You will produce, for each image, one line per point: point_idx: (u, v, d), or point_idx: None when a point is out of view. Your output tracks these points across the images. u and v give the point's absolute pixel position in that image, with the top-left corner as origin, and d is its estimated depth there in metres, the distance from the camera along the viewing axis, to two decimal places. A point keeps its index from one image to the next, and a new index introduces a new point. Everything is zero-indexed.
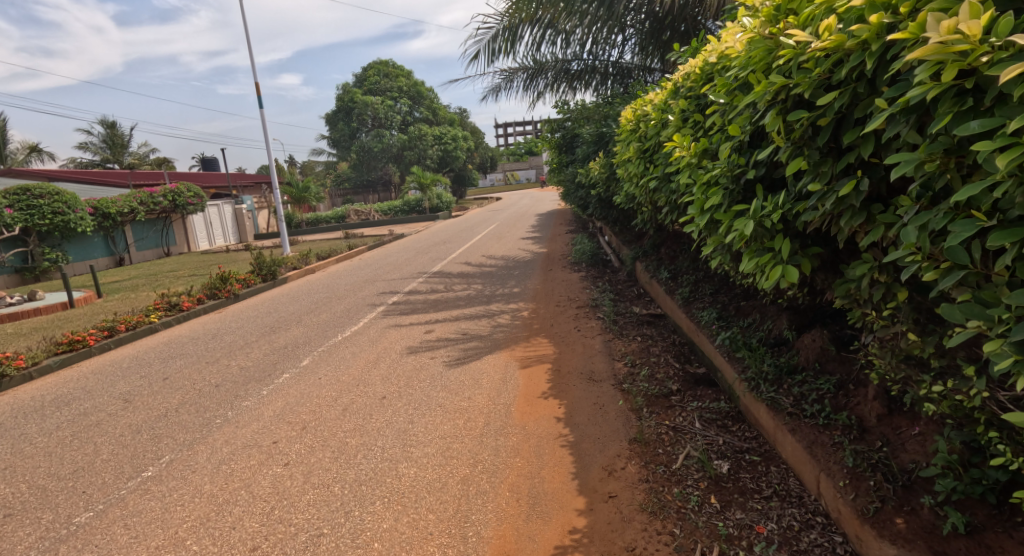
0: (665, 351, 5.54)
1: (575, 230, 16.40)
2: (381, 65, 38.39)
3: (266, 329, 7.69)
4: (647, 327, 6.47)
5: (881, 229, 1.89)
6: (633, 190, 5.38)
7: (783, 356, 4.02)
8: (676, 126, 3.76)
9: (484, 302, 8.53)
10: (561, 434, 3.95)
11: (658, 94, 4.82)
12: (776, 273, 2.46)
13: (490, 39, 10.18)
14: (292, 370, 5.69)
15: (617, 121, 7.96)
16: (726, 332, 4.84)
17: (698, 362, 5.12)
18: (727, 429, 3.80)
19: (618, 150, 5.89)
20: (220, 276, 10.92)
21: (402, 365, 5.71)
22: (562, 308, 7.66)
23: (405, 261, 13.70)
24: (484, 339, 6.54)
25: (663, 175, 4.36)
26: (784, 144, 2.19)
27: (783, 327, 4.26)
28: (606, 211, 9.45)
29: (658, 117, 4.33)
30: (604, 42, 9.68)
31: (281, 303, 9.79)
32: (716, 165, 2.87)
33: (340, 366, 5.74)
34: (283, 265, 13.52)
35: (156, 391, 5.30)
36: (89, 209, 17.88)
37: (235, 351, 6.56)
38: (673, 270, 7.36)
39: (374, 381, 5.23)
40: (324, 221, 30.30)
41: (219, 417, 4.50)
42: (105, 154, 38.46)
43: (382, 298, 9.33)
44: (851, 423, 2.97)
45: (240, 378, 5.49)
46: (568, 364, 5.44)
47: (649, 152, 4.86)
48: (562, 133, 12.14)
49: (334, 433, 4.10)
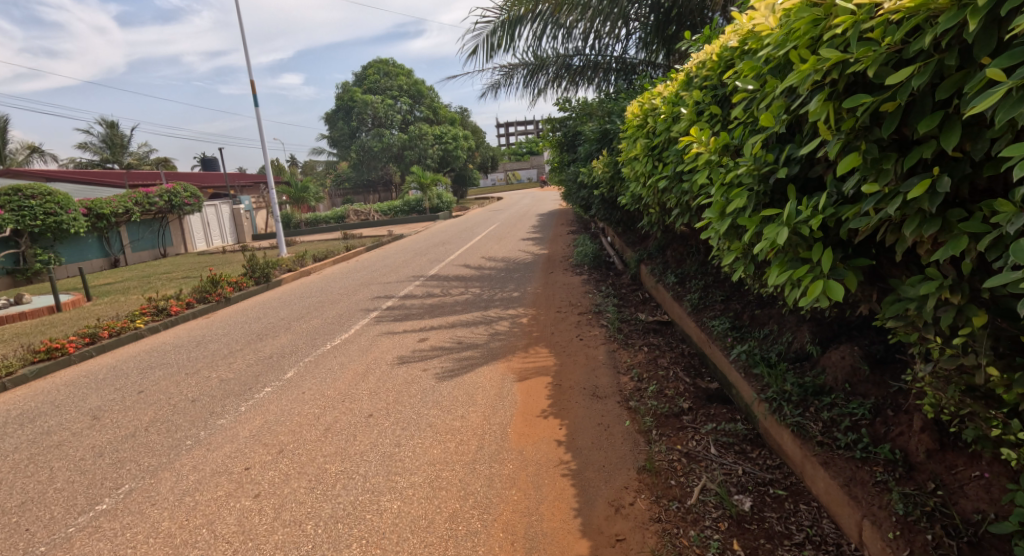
0: (673, 363, 5.17)
1: (576, 231, 16.02)
2: (381, 64, 38.07)
3: (253, 337, 7.32)
4: (654, 336, 6.10)
5: (966, 240, 1.54)
6: (640, 191, 5.01)
7: (807, 374, 3.65)
8: (689, 119, 3.40)
9: (482, 307, 8.16)
10: (562, 460, 3.58)
11: (667, 86, 4.45)
12: (815, 290, 2.08)
13: (488, 34, 9.78)
14: (275, 383, 5.31)
15: (621, 117, 7.58)
16: (741, 345, 4.46)
17: (709, 377, 4.76)
18: (746, 455, 3.43)
19: (623, 146, 5.52)
20: (210, 280, 10.56)
21: (393, 377, 5.35)
22: (564, 315, 7.29)
23: (402, 264, 13.32)
24: (481, 348, 6.17)
25: (674, 174, 4.00)
26: (832, 137, 1.84)
27: (806, 340, 3.90)
28: (609, 212, 9.08)
29: (668, 110, 3.96)
30: (607, 36, 9.31)
31: (271, 308, 9.42)
32: (742, 161, 2.51)
33: (327, 379, 5.37)
34: (277, 267, 13.15)
35: (128, 405, 4.92)
36: (82, 210, 17.52)
37: (217, 361, 6.19)
38: (680, 275, 6.99)
39: (361, 396, 4.86)
40: (323, 221, 29.94)
41: (190, 438, 4.12)
42: (104, 154, 38.15)
43: (375, 303, 8.96)
44: (894, 459, 2.62)
45: (219, 392, 5.12)
46: (570, 378, 5.06)
47: (657, 149, 4.49)
48: (563, 132, 11.77)
49: (313, 459, 3.73)
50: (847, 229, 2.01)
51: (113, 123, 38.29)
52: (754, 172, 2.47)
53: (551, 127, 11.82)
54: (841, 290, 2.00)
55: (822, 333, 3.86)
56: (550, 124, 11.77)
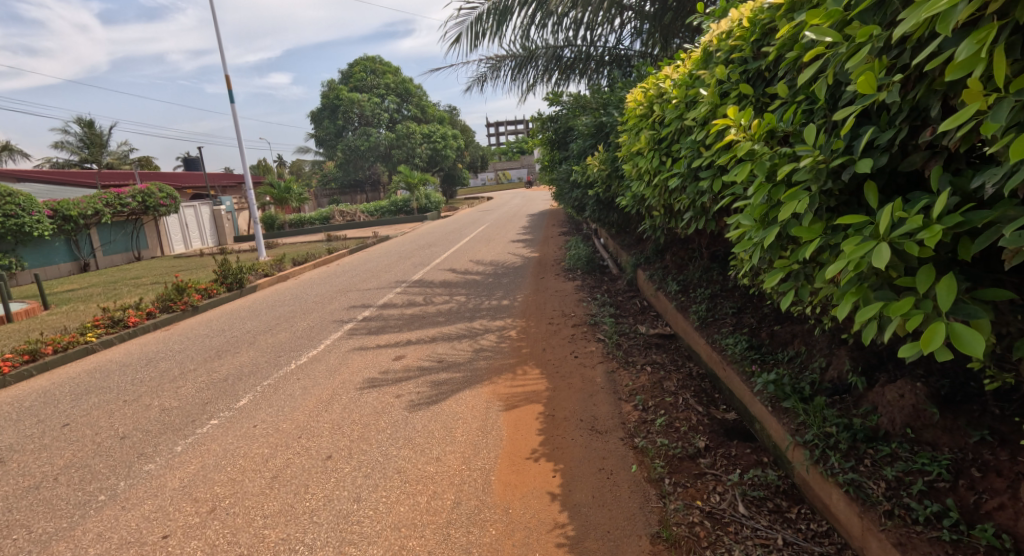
0: (682, 387, 4.53)
1: (569, 232, 15.33)
2: (369, 61, 37.25)
3: (212, 354, 6.60)
4: (657, 352, 5.44)
5: None
6: (643, 191, 4.37)
7: (850, 413, 3.00)
8: (712, 102, 2.77)
9: (467, 318, 7.48)
10: (558, 523, 2.95)
11: (676, 67, 3.82)
12: (933, 337, 1.39)
13: (473, 22, 9.11)
14: (224, 414, 4.60)
15: (618, 109, 6.94)
16: (766, 372, 3.80)
17: (726, 405, 4.12)
18: (784, 518, 2.78)
19: (623, 141, 4.88)
20: (176, 286, 9.82)
21: (360, 407, 4.63)
22: (556, 327, 6.63)
23: (384, 268, 12.58)
24: (464, 367, 5.48)
25: (688, 170, 3.37)
26: (990, 104, 1.30)
27: (845, 369, 3.26)
28: (604, 214, 8.42)
29: (681, 92, 3.33)
30: (599, 26, 8.68)
31: (239, 319, 8.67)
32: (802, 150, 1.85)
33: (285, 408, 4.65)
34: (252, 272, 12.36)
35: (45, 444, 4.23)
36: (47, 213, 16.60)
37: (164, 385, 5.47)
38: (683, 282, 6.36)
39: (322, 431, 4.16)
40: (308, 222, 28.96)
41: (105, 491, 3.44)
42: (82, 154, 37.02)
43: (351, 314, 8.24)
44: (1001, 547, 2.06)
45: (156, 426, 4.41)
46: (564, 407, 4.38)
47: (665, 142, 3.87)
48: (554, 128, 11.12)
49: (250, 520, 3.07)
50: (980, 248, 1.38)
51: (92, 122, 37.23)
52: (818, 161, 1.82)
53: (541, 124, 11.15)
54: (979, 341, 1.33)
55: (864, 360, 3.25)
56: (540, 120, 11.11)
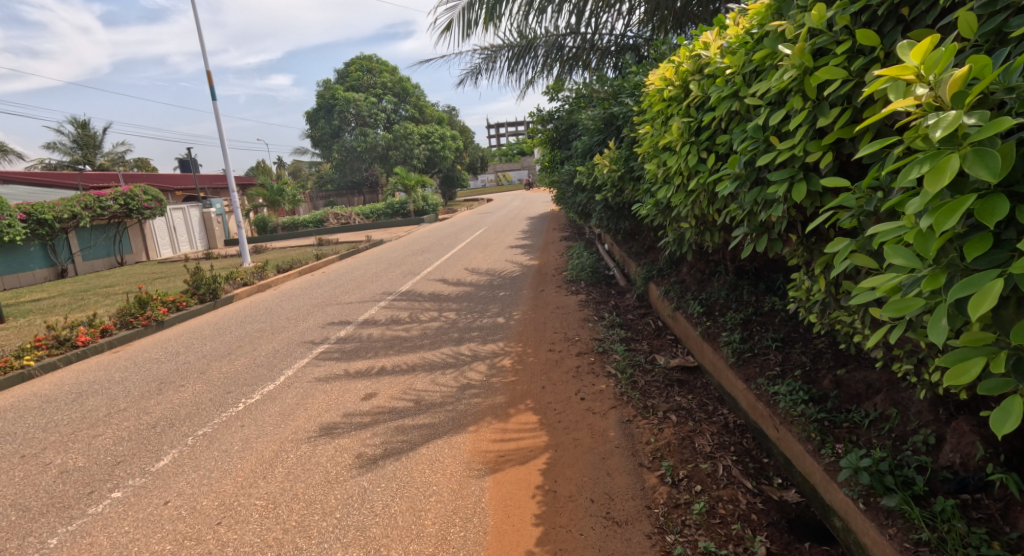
0: (719, 447, 3.49)
1: (572, 237, 14.34)
2: (365, 60, 36.31)
3: (154, 386, 5.62)
4: (680, 393, 4.40)
5: None
6: (669, 196, 3.36)
7: (1001, 533, 2.08)
8: (801, 64, 1.84)
9: (456, 340, 6.48)
10: None
11: (718, 32, 2.88)
12: None
13: (464, 9, 8.12)
14: (133, 481, 3.60)
15: (630, 100, 5.95)
16: (846, 444, 2.78)
17: (783, 480, 3.09)
18: None
19: (642, 133, 3.89)
20: (137, 299, 8.84)
21: (307, 471, 3.62)
22: (559, 354, 5.64)
23: (370, 277, 11.53)
24: (444, 409, 4.49)
25: (750, 169, 2.43)
26: None
27: (977, 456, 2.31)
28: (611, 221, 7.41)
29: (736, 59, 2.38)
30: (604, 12, 7.71)
31: (200, 338, 7.67)
32: None
33: (212, 474, 3.63)
34: (228, 280, 11.32)
35: None
36: (18, 217, 15.64)
37: (79, 433, 4.47)
38: (705, 301, 5.34)
39: (250, 514, 3.15)
40: (301, 225, 27.58)
41: None
42: (74, 155, 35.92)
43: (325, 333, 7.23)
44: None
45: (42, 501, 3.43)
46: (568, 478, 3.36)
47: (708, 132, 2.90)
48: (555, 126, 10.14)
49: None
50: None
51: (84, 122, 36.29)
52: None
53: (541, 121, 10.18)
54: None
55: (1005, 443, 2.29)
56: (540, 117, 10.14)
